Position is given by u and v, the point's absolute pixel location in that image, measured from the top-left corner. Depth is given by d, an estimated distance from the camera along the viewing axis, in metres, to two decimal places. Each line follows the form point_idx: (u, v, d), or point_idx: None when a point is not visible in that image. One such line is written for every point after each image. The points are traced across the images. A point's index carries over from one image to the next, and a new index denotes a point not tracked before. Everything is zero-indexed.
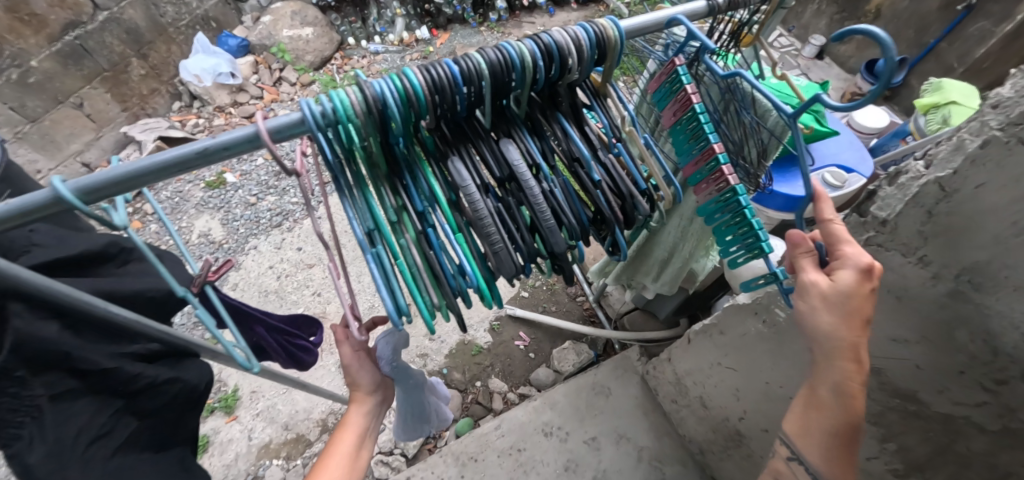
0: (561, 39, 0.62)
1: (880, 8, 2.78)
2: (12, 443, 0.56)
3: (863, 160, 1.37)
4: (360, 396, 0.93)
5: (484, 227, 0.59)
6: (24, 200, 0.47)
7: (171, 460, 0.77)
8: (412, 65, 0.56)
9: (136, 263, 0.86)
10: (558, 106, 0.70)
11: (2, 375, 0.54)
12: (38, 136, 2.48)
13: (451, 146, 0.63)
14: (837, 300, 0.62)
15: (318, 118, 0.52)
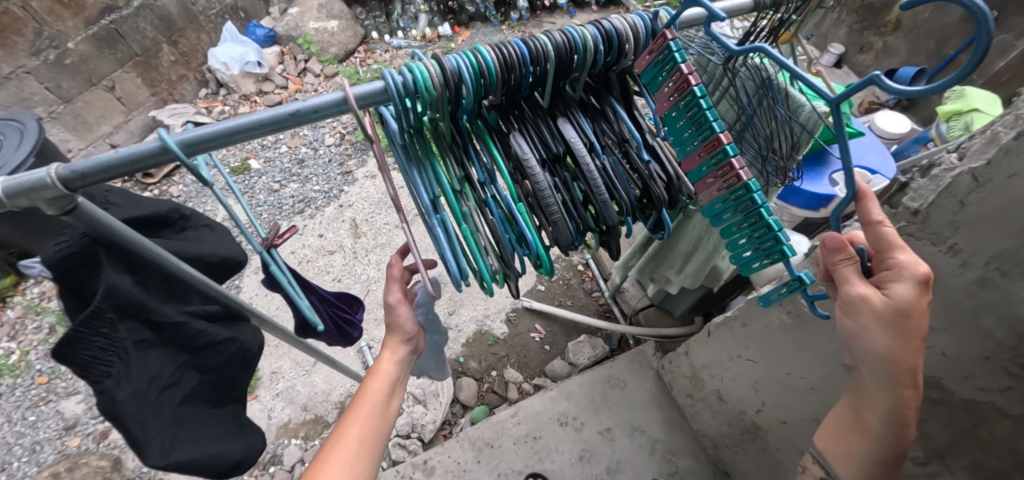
0: (620, 25, 0.66)
1: (901, 19, 2.80)
2: (102, 381, 0.59)
3: (886, 163, 1.39)
4: (394, 340, 0.86)
5: (544, 198, 0.64)
6: (133, 149, 0.50)
7: (225, 416, 0.81)
8: (485, 43, 0.60)
9: (193, 230, 0.90)
10: (609, 90, 0.74)
11: (95, 315, 0.57)
12: (71, 116, 2.55)
13: (512, 122, 0.67)
14: (897, 317, 0.62)
15: (399, 88, 0.56)
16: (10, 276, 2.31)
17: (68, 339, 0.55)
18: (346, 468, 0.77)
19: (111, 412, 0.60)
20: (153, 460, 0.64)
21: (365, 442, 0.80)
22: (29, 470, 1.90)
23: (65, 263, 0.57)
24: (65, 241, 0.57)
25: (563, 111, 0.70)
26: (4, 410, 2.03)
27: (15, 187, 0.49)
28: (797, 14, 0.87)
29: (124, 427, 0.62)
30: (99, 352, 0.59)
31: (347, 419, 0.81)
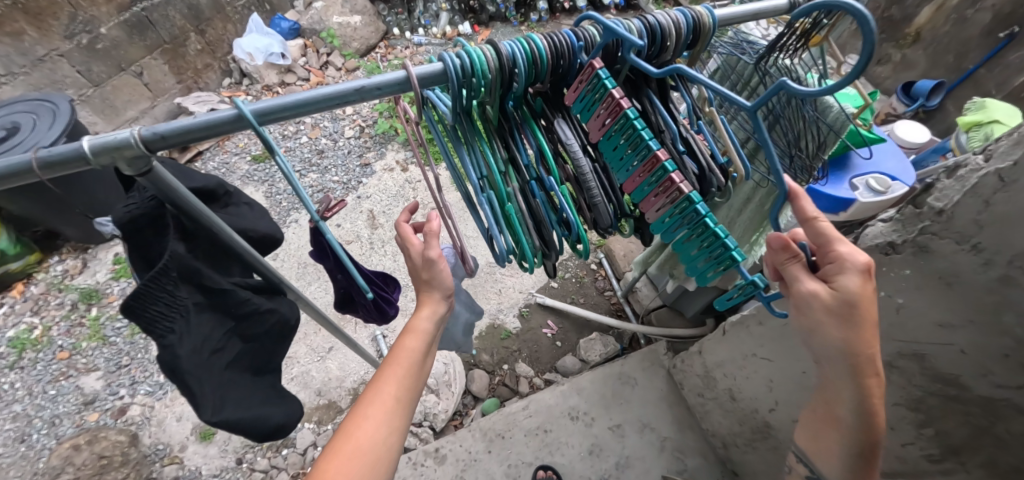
0: (664, 19, 0.69)
1: (920, 32, 2.81)
2: (167, 335, 0.63)
3: (906, 170, 1.40)
4: (433, 298, 0.88)
5: (586, 181, 0.67)
6: (211, 116, 0.53)
7: (264, 384, 0.83)
8: (538, 31, 0.64)
9: (235, 207, 0.88)
10: (648, 83, 0.77)
11: (162, 273, 0.61)
12: (100, 100, 2.60)
13: (556, 109, 0.71)
14: (847, 309, 0.63)
15: (458, 70, 0.60)
16: (35, 253, 2.37)
17: (139, 293, 0.59)
18: (383, 421, 0.77)
19: (173, 366, 0.63)
20: (208, 415, 0.67)
21: (400, 398, 0.80)
22: (48, 443, 1.94)
23: (133, 222, 0.61)
24: (134, 202, 0.61)
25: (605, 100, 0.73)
26: (25, 383, 2.08)
27: (97, 146, 0.51)
28: (829, 18, 0.88)
29: (182, 382, 0.65)
30: (164, 309, 0.63)
31: (382, 375, 0.81)
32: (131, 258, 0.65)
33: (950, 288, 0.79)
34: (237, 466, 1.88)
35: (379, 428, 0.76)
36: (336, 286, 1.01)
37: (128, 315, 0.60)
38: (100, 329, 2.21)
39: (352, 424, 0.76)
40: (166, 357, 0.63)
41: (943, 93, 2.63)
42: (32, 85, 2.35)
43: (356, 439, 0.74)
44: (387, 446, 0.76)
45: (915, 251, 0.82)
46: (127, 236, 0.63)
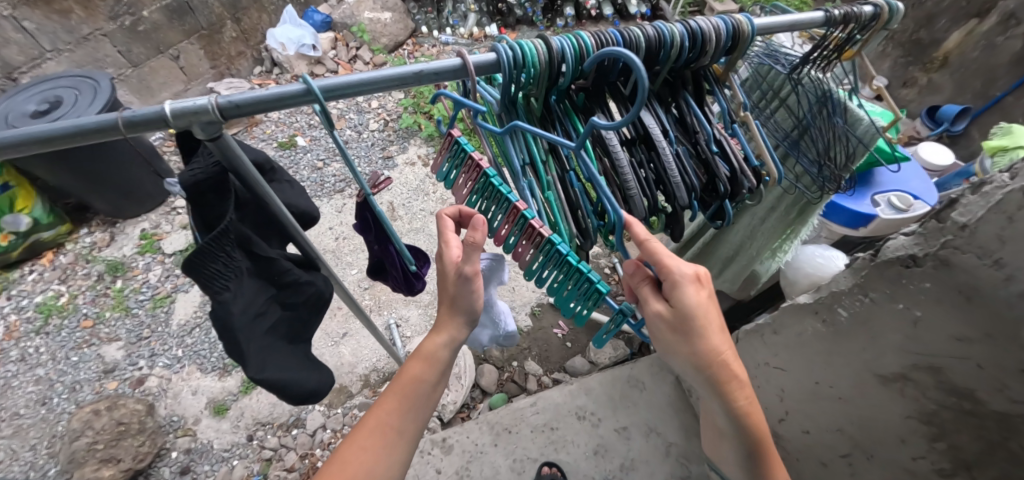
0: (706, 24, 0.72)
1: (947, 57, 2.81)
2: (222, 292, 0.68)
3: (929, 190, 1.41)
4: (455, 322, 0.82)
5: (622, 174, 0.73)
6: (282, 89, 0.58)
7: (297, 352, 0.87)
8: (586, 29, 0.69)
9: (277, 184, 0.91)
10: (685, 85, 0.81)
11: (221, 238, 0.65)
12: (137, 80, 2.69)
13: (597, 104, 0.77)
14: (691, 323, 0.69)
15: (511, 60, 0.65)
16: (66, 224, 2.45)
17: (201, 251, 0.63)
18: (379, 453, 0.77)
19: (227, 322, 0.69)
20: (252, 372, 0.72)
21: (400, 428, 0.79)
22: (68, 407, 2.00)
23: (196, 187, 0.65)
24: (196, 167, 0.65)
25: (643, 100, 0.78)
26: (49, 349, 2.14)
27: (178, 110, 0.55)
28: (861, 33, 0.89)
29: (231, 339, 0.70)
30: (221, 268, 0.67)
31: (383, 403, 0.79)
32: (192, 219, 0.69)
33: (969, 302, 0.80)
34: (247, 443, 1.93)
35: (375, 461, 0.76)
36: (372, 255, 1.10)
37: (190, 271, 0.64)
38: (124, 301, 2.28)
39: (346, 454, 0.76)
40: (219, 313, 0.69)
41: (969, 119, 2.62)
42: (74, 62, 2.44)
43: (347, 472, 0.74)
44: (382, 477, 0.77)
45: (935, 264, 0.83)
46: (190, 198, 0.66)
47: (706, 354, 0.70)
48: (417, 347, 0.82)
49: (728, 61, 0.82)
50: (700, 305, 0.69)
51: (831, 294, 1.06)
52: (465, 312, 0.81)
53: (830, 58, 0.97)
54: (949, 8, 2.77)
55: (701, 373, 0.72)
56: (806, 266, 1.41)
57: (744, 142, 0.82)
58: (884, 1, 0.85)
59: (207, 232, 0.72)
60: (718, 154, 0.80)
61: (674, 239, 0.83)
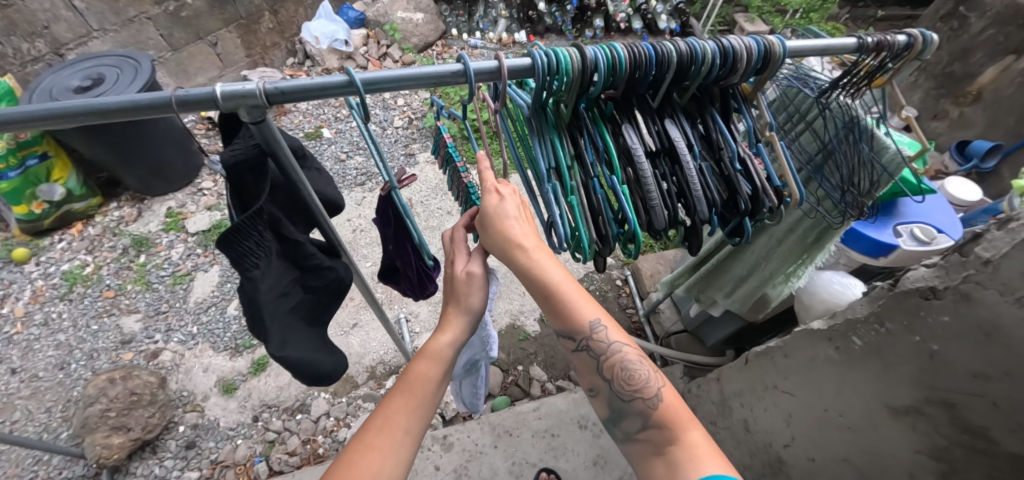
0: (738, 44, 0.73)
1: (982, 91, 2.76)
2: (252, 270, 0.71)
3: (954, 225, 1.39)
4: (457, 321, 0.86)
5: (646, 185, 0.75)
6: (325, 80, 0.61)
7: (314, 336, 0.90)
8: (619, 41, 0.70)
9: (307, 171, 0.94)
10: (712, 102, 0.83)
11: (256, 217, 0.68)
12: (175, 63, 2.78)
13: (625, 114, 0.78)
14: (487, 218, 0.77)
15: (545, 65, 0.67)
16: (97, 197, 2.54)
17: (237, 228, 0.66)
18: (388, 454, 0.74)
19: (254, 298, 0.72)
20: (273, 349, 0.75)
21: (406, 428, 0.77)
22: (84, 374, 2.06)
23: (237, 165, 0.69)
24: (238, 148, 0.69)
25: (670, 113, 0.79)
26: (71, 315, 2.22)
27: (227, 93, 0.58)
28: (894, 62, 0.89)
29: (256, 314, 0.73)
30: (253, 246, 0.70)
31: (390, 402, 0.79)
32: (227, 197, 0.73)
33: (988, 340, 0.79)
34: (252, 423, 1.96)
35: (384, 461, 0.73)
36: (387, 255, 1.13)
37: (225, 247, 0.67)
38: (145, 275, 2.35)
39: (354, 455, 0.73)
40: (248, 289, 0.72)
41: (1000, 157, 2.57)
42: (118, 42, 2.53)
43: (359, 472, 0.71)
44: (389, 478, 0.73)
45: (956, 298, 0.83)
46: (229, 177, 0.70)
47: (499, 231, 0.76)
48: (422, 348, 0.85)
49: (757, 81, 0.83)
50: (495, 204, 0.77)
51: (847, 321, 1.06)
52: (468, 312, 0.86)
53: (861, 84, 0.97)
54: (986, 42, 2.73)
55: (498, 244, 0.77)
56: (823, 292, 1.40)
57: (768, 161, 0.82)
58: (919, 31, 0.85)
59: (242, 210, 0.75)
60: (740, 172, 0.81)
61: (692, 253, 0.84)
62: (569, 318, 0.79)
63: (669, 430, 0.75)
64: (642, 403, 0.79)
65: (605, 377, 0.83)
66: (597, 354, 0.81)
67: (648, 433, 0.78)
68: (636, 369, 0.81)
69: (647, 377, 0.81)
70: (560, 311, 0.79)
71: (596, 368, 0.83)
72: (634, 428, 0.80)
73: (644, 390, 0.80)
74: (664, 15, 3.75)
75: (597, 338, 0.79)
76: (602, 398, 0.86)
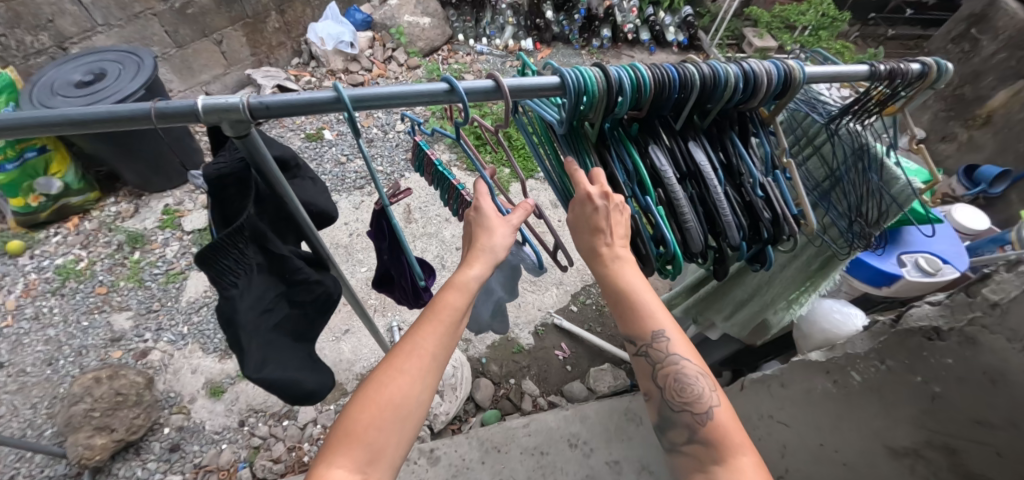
0: (761, 68, 0.71)
1: (992, 115, 2.72)
2: (230, 288, 0.69)
3: (959, 254, 1.35)
4: (483, 258, 0.79)
5: (680, 208, 0.75)
6: (311, 96, 0.58)
7: (302, 351, 0.87)
8: (643, 62, 0.68)
9: (300, 180, 0.91)
10: (731, 125, 0.81)
11: (237, 233, 0.67)
12: (179, 60, 2.77)
13: (650, 135, 0.77)
14: (580, 221, 0.73)
15: (574, 86, 0.64)
16: (95, 192, 2.53)
17: (215, 246, 0.64)
18: (417, 377, 0.71)
19: (231, 316, 0.69)
20: (250, 370, 0.71)
21: (436, 354, 0.73)
22: (72, 371, 2.04)
23: (221, 178, 0.68)
24: (223, 162, 0.68)
25: (693, 136, 0.78)
26: (63, 310, 2.20)
27: (209, 106, 0.55)
28: (906, 91, 0.85)
29: (234, 335, 0.70)
30: (231, 264, 0.68)
31: (418, 327, 0.73)
32: (210, 211, 0.71)
33: (994, 387, 0.76)
34: (238, 428, 1.93)
35: (413, 384, 0.71)
36: (381, 265, 1.11)
37: (203, 265, 0.65)
38: (139, 272, 2.33)
39: (383, 378, 0.71)
40: (225, 308, 0.69)
41: (1008, 182, 2.53)
42: (123, 38, 2.53)
43: (388, 393, 0.70)
44: (420, 401, 0.72)
45: (961, 341, 0.80)
46: (212, 191, 0.69)
47: (591, 234, 0.73)
48: (449, 278, 0.77)
49: (776, 107, 0.82)
50: (591, 212, 0.71)
51: (846, 356, 1.02)
52: (495, 251, 0.80)
53: (871, 110, 0.93)
54: (997, 66, 2.70)
55: (586, 247, 0.75)
56: (823, 322, 1.37)
57: (786, 188, 0.82)
58: (934, 60, 0.82)
59: (223, 226, 0.74)
60: (765, 198, 0.80)
61: (719, 277, 0.84)
62: (636, 323, 0.76)
63: (715, 451, 0.73)
64: (690, 416, 0.77)
65: (658, 384, 0.80)
66: (655, 362, 0.77)
67: (694, 446, 0.76)
68: (693, 383, 0.77)
69: (702, 391, 0.77)
70: (629, 317, 0.76)
71: (649, 374, 0.79)
72: (679, 438, 0.77)
73: (696, 404, 0.77)
74: (672, 27, 3.74)
75: (658, 348, 0.76)
76: (651, 405, 0.82)
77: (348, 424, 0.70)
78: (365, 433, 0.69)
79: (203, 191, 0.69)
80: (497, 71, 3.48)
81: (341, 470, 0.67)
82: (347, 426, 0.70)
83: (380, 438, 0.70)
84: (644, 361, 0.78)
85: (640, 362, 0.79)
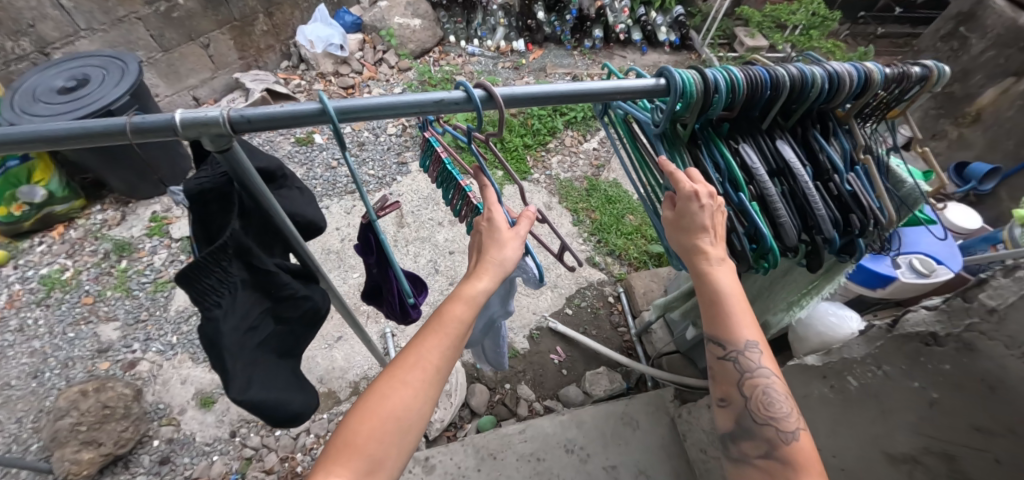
0: (843, 69, 0.75)
1: (981, 113, 2.74)
2: (212, 308, 0.66)
3: (954, 255, 1.34)
4: (490, 270, 0.79)
5: (773, 203, 0.77)
6: (297, 108, 0.56)
7: (286, 368, 0.84)
8: (736, 65, 0.72)
9: (288, 190, 0.89)
10: (813, 123, 0.84)
11: (220, 250, 0.65)
12: (165, 64, 2.72)
13: (741, 134, 0.80)
14: (687, 222, 0.75)
15: (676, 88, 0.68)
16: (80, 199, 2.48)
17: (197, 264, 0.62)
18: (419, 390, 0.72)
19: (213, 339, 0.66)
20: (234, 393, 0.69)
21: (439, 367, 0.74)
22: (58, 383, 1.99)
23: (201, 193, 0.67)
24: (205, 176, 0.68)
25: (780, 134, 0.82)
26: (48, 321, 2.15)
27: (188, 119, 0.53)
28: (906, 94, 0.84)
29: (219, 357, 0.67)
30: (216, 283, 0.66)
31: (422, 340, 0.74)
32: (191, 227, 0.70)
33: (992, 393, 0.75)
34: (229, 439, 1.90)
35: (414, 397, 0.71)
36: (370, 278, 1.09)
37: (184, 284, 0.63)
38: (126, 281, 2.29)
39: (386, 388, 0.71)
40: (207, 331, 0.67)
41: (998, 179, 2.56)
42: (107, 42, 2.48)
43: (390, 405, 0.70)
44: (419, 414, 0.72)
45: (958, 347, 0.79)
46: (193, 207, 0.68)
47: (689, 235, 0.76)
48: (455, 291, 0.78)
49: (853, 106, 0.84)
50: (697, 211, 0.72)
51: (842, 361, 1.02)
52: (503, 263, 0.81)
53: (871, 115, 0.93)
54: (986, 64, 2.71)
55: (687, 247, 0.77)
56: (819, 325, 1.37)
57: (869, 182, 0.84)
58: (932, 63, 0.82)
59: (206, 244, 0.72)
60: (852, 192, 0.82)
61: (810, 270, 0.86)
62: (726, 327, 0.76)
63: (793, 469, 0.70)
64: (773, 431, 0.74)
65: (742, 393, 0.77)
66: (743, 371, 0.76)
67: (768, 462, 0.73)
68: (771, 393, 0.75)
69: (786, 411, 0.75)
70: (719, 320, 0.76)
71: (733, 383, 0.77)
72: (753, 452, 0.75)
73: (780, 421, 0.74)
74: (664, 27, 3.72)
75: (749, 357, 0.75)
76: (728, 411, 0.80)
77: (348, 435, 0.69)
78: (366, 444, 0.68)
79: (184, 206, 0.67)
80: (489, 73, 3.46)
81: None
82: (346, 437, 0.69)
83: (382, 449, 0.69)
84: (730, 367, 0.76)
85: (721, 368, 0.77)
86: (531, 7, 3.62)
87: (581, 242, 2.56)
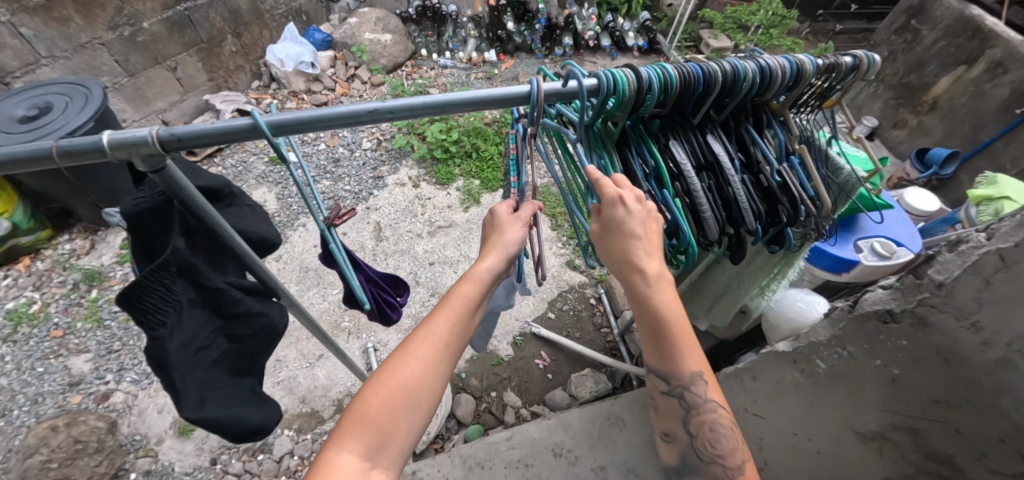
0: (775, 63, 0.78)
1: (937, 101, 2.85)
2: (158, 328, 0.68)
3: (912, 236, 1.41)
4: (498, 251, 0.85)
5: (697, 198, 0.79)
6: (227, 123, 0.59)
7: (242, 385, 0.88)
8: (670, 62, 0.75)
9: (238, 207, 0.89)
10: (746, 118, 0.87)
11: (161, 267, 0.66)
12: (132, 89, 2.69)
13: (670, 131, 0.82)
14: (612, 232, 0.76)
15: (607, 86, 0.70)
16: (46, 230, 2.42)
17: (137, 285, 0.64)
18: (430, 364, 0.75)
19: (161, 358, 0.69)
20: (189, 412, 0.73)
21: (449, 342, 0.78)
22: (27, 420, 1.92)
23: (141, 214, 0.68)
24: (143, 197, 0.69)
25: (710, 129, 0.84)
26: (15, 357, 2.08)
27: (116, 141, 0.55)
28: (841, 84, 0.88)
29: (167, 375, 0.70)
30: (159, 301, 0.68)
31: (434, 316, 0.79)
32: (131, 247, 0.71)
33: (948, 365, 0.78)
34: (210, 467, 1.85)
35: (425, 369, 0.75)
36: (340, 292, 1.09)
37: (122, 303, 0.64)
38: (97, 311, 2.22)
39: (397, 363, 0.75)
40: (154, 350, 0.69)
41: (957, 163, 2.67)
42: (70, 69, 2.43)
43: (401, 374, 0.74)
44: (432, 387, 0.76)
45: (913, 323, 0.81)
46: (134, 229, 0.69)
47: (624, 252, 0.76)
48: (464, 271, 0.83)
49: (787, 97, 0.86)
50: (622, 215, 0.74)
51: (810, 344, 1.03)
52: (508, 247, 0.86)
53: (810, 105, 0.97)
54: (938, 53, 2.82)
55: (618, 266, 0.78)
56: (790, 312, 1.41)
57: (802, 173, 0.86)
58: (863, 53, 0.85)
59: (148, 261, 0.74)
60: (782, 184, 0.85)
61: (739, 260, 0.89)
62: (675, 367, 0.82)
63: None
64: None
65: None
66: None
67: None
68: None
69: None
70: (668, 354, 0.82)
71: None
72: None
73: None
74: (631, 32, 3.82)
75: None
76: None
77: (362, 406, 0.72)
78: (378, 416, 0.72)
79: (123, 228, 0.68)
80: (462, 84, 3.48)
81: (351, 451, 0.69)
82: (359, 410, 0.72)
83: (392, 421, 0.72)
84: None
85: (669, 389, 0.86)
86: (500, 17, 3.60)
87: (560, 246, 2.60)
